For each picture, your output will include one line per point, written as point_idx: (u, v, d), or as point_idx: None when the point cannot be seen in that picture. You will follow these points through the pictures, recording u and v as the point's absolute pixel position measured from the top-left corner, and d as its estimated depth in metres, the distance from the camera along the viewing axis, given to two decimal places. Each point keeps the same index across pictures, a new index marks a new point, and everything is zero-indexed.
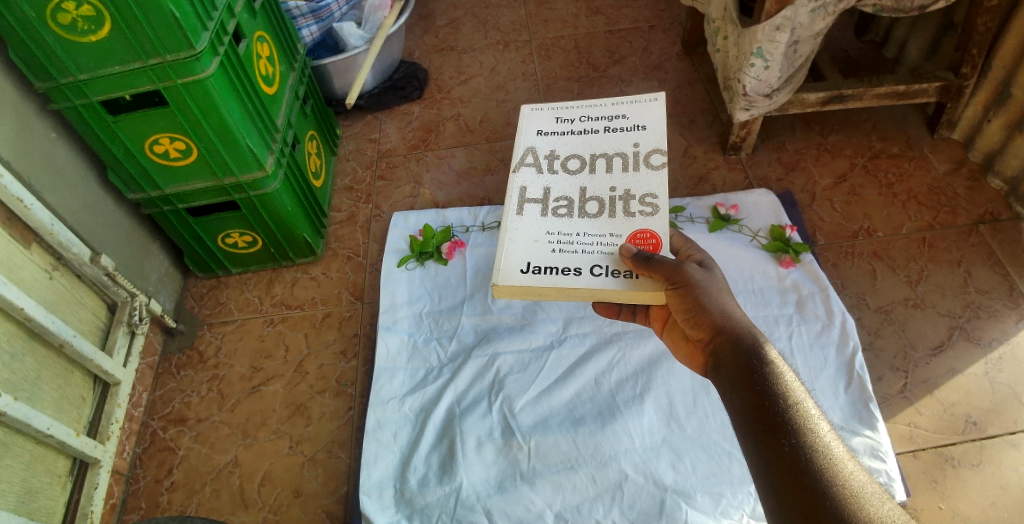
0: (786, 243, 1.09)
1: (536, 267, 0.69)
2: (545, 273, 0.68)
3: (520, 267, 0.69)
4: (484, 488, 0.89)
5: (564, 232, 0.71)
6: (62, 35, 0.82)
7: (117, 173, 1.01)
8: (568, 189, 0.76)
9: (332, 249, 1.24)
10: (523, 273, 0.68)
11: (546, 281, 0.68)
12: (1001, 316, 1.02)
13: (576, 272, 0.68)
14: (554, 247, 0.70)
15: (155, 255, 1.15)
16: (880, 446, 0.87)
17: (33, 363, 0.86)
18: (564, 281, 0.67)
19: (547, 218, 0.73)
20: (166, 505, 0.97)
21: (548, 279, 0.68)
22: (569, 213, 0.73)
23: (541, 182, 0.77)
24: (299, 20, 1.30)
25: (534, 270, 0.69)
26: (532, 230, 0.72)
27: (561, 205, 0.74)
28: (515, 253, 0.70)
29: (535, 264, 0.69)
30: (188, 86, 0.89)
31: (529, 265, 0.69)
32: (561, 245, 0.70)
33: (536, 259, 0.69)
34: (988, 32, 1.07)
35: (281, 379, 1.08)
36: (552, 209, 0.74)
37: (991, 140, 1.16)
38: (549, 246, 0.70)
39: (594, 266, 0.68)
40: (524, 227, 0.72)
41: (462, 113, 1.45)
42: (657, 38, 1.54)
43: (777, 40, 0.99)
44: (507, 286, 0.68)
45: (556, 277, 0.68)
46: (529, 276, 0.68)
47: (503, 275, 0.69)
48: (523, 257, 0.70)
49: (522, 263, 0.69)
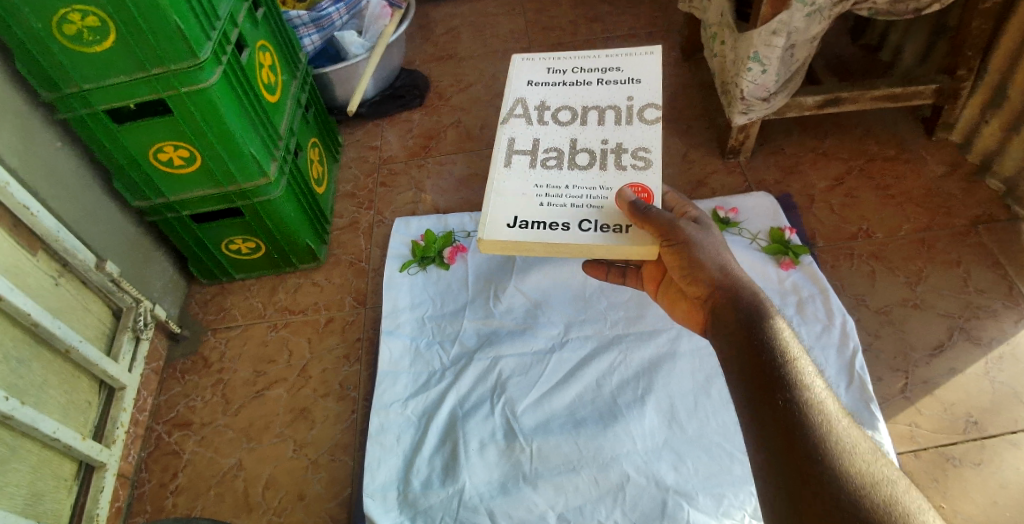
0: (786, 245, 1.09)
1: (523, 221, 0.70)
2: (532, 227, 0.69)
3: (507, 222, 0.70)
4: (487, 490, 0.89)
5: (552, 184, 0.72)
6: (68, 46, 0.83)
7: (122, 182, 1.02)
8: (558, 141, 0.77)
9: (334, 255, 1.25)
10: (510, 227, 0.70)
11: (533, 236, 0.69)
12: (1000, 316, 1.02)
13: (564, 227, 0.69)
14: (543, 199, 0.71)
15: (159, 263, 1.16)
16: (881, 447, 0.88)
17: (39, 368, 0.87)
18: (551, 237, 0.68)
19: (536, 168, 0.74)
20: (171, 509, 0.98)
21: (534, 235, 0.69)
22: (559, 164, 0.74)
23: (530, 134, 0.78)
24: (301, 29, 1.31)
25: (521, 223, 0.70)
26: (521, 182, 0.73)
27: (550, 156, 0.75)
28: (503, 206, 0.72)
29: (522, 218, 0.70)
30: (191, 95, 0.90)
31: (516, 219, 0.70)
32: (549, 198, 0.71)
33: (524, 212, 0.71)
34: (982, 35, 1.08)
35: (284, 384, 1.09)
36: (542, 161, 0.75)
37: (987, 142, 1.17)
38: (538, 199, 0.72)
39: (582, 221, 0.69)
40: (513, 179, 0.74)
41: (462, 120, 1.47)
42: (655, 45, 1.56)
43: (773, 45, 1.00)
44: (494, 241, 0.69)
45: (543, 231, 0.69)
46: (515, 230, 0.69)
47: (489, 229, 0.70)
48: (511, 210, 0.71)
49: (509, 219, 0.70)
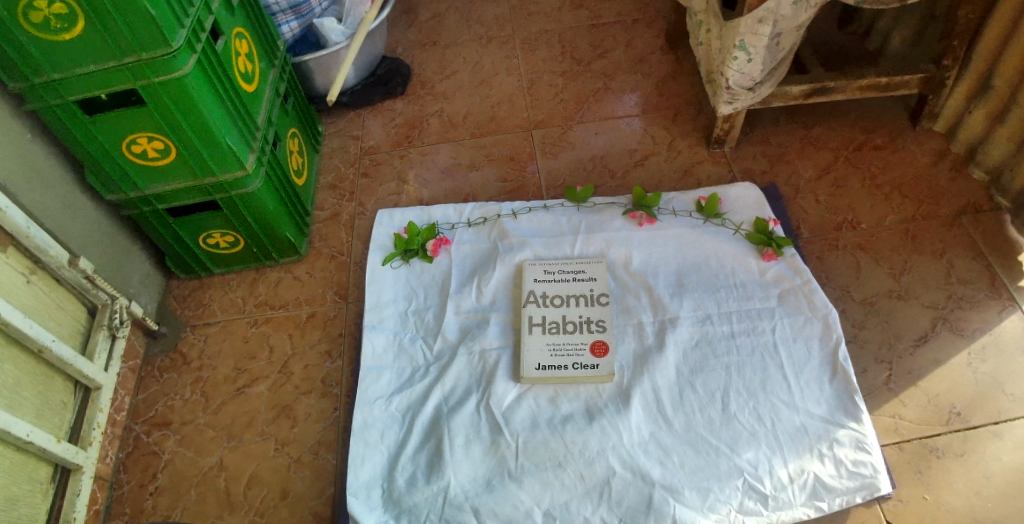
0: (770, 236, 1.08)
1: (545, 366, 0.98)
2: (551, 370, 0.98)
3: (534, 365, 0.98)
4: (473, 487, 0.89)
5: (562, 347, 1.00)
6: (35, 34, 0.80)
7: (95, 175, 0.99)
8: (557, 314, 1.04)
9: (316, 248, 1.23)
10: (536, 369, 0.98)
11: (554, 376, 0.97)
12: (984, 307, 1.03)
13: (578, 365, 0.98)
14: (555, 350, 1.00)
15: (136, 257, 1.13)
16: (865, 439, 0.89)
17: (12, 369, 0.85)
18: (567, 376, 0.97)
19: (548, 336, 1.02)
20: (152, 511, 0.96)
21: (554, 375, 0.97)
22: (562, 330, 1.02)
23: (539, 313, 1.04)
24: (278, 16, 1.28)
25: (543, 367, 0.98)
26: (538, 341, 1.01)
27: (554, 326, 1.03)
28: (528, 355, 0.99)
29: (543, 363, 0.98)
30: (166, 84, 0.87)
31: (540, 364, 0.98)
32: (560, 349, 1.00)
33: (544, 360, 0.99)
34: (969, 24, 1.07)
35: (266, 381, 1.07)
36: (549, 328, 1.02)
37: (973, 132, 1.17)
38: (552, 350, 1.00)
39: (588, 363, 0.98)
40: (533, 341, 1.01)
41: (446, 109, 1.44)
42: (641, 32, 1.54)
43: (760, 33, 0.99)
44: (527, 379, 0.97)
45: (560, 372, 0.98)
46: (541, 372, 0.98)
47: (523, 371, 0.98)
48: (535, 359, 0.99)
49: (535, 362, 0.99)
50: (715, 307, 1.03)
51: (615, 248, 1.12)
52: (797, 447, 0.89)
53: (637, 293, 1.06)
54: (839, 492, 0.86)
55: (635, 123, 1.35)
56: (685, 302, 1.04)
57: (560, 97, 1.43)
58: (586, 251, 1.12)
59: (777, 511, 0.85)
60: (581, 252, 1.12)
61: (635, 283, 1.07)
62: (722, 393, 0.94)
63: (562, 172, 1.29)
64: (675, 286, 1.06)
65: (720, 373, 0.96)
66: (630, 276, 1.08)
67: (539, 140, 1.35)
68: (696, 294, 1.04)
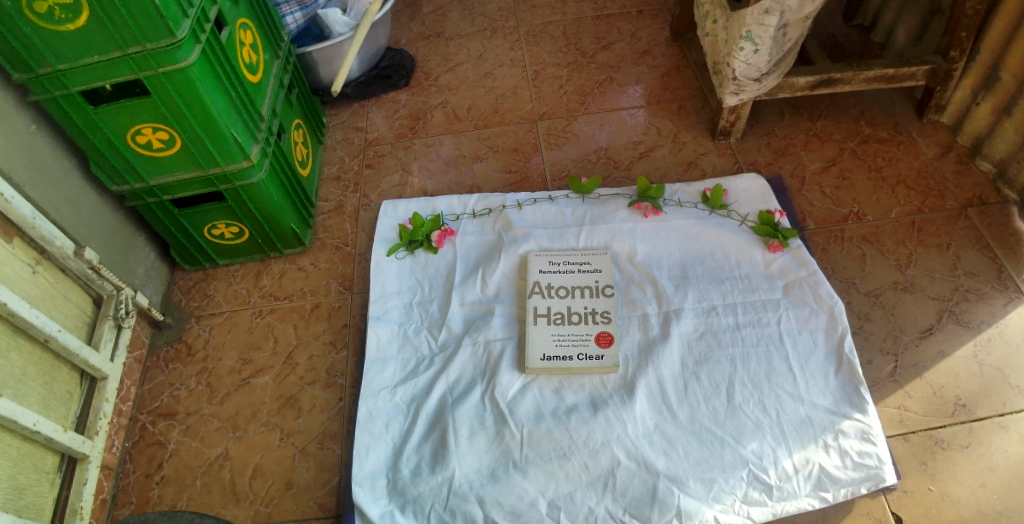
0: (775, 228, 1.08)
1: (549, 357, 0.98)
2: (555, 360, 0.98)
3: (539, 356, 0.98)
4: (477, 477, 0.89)
5: (566, 338, 1.00)
6: (38, 25, 0.79)
7: (99, 166, 0.99)
8: (561, 306, 1.04)
9: (320, 240, 1.23)
10: (541, 360, 0.98)
11: (557, 366, 0.98)
12: (990, 299, 1.02)
13: (581, 356, 0.98)
14: (559, 342, 1.00)
15: (141, 248, 1.13)
16: (870, 430, 0.89)
17: (19, 359, 0.85)
18: (570, 367, 0.97)
19: (553, 327, 1.01)
20: (157, 501, 0.97)
21: (558, 366, 0.97)
22: (566, 321, 1.02)
23: (544, 304, 1.04)
24: (283, 7, 1.28)
25: (548, 358, 0.98)
26: (543, 333, 1.01)
27: (558, 318, 1.03)
28: (533, 346, 0.99)
29: (547, 354, 0.99)
30: (170, 76, 0.87)
31: (544, 355, 0.98)
32: (564, 341, 1.00)
33: (548, 351, 0.99)
34: (976, 15, 1.06)
35: (270, 372, 1.07)
36: (554, 320, 1.02)
37: (979, 124, 1.16)
38: (555, 341, 1.00)
39: (593, 355, 0.98)
40: (538, 332, 1.01)
41: (450, 101, 1.44)
42: (645, 24, 1.53)
43: (766, 24, 0.98)
44: (532, 370, 0.97)
45: (564, 363, 0.98)
46: (545, 362, 0.98)
47: (528, 361, 0.98)
48: (539, 350, 0.99)
49: (540, 353, 0.99)
50: (719, 298, 1.03)
51: (619, 240, 1.11)
52: (802, 438, 0.89)
53: (642, 285, 1.06)
54: (844, 482, 0.86)
55: (639, 115, 1.35)
56: (690, 293, 1.03)
57: (564, 90, 1.42)
58: (590, 244, 1.12)
59: (782, 502, 0.85)
60: (585, 244, 1.12)
61: (640, 276, 1.07)
62: (727, 383, 0.94)
63: (566, 164, 1.29)
64: (679, 279, 1.06)
65: (724, 364, 0.96)
66: (634, 268, 1.08)
67: (543, 132, 1.35)
68: (701, 286, 1.04)
